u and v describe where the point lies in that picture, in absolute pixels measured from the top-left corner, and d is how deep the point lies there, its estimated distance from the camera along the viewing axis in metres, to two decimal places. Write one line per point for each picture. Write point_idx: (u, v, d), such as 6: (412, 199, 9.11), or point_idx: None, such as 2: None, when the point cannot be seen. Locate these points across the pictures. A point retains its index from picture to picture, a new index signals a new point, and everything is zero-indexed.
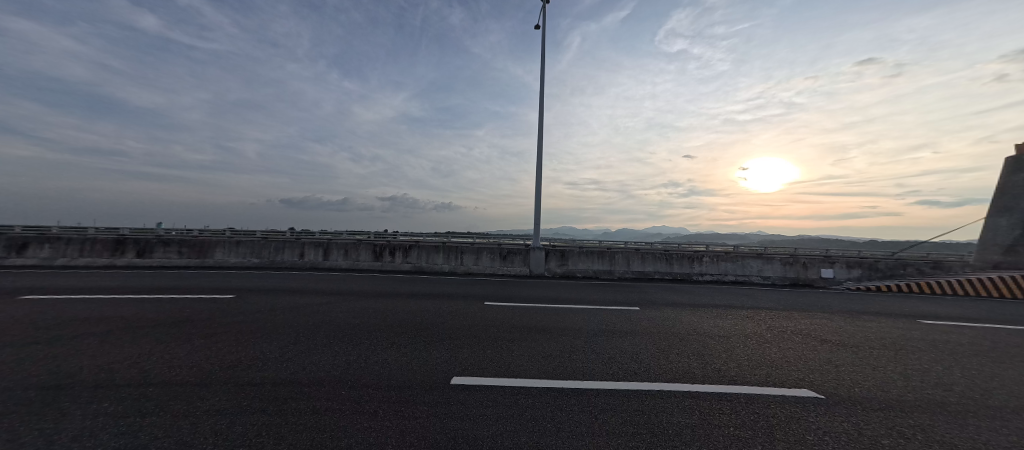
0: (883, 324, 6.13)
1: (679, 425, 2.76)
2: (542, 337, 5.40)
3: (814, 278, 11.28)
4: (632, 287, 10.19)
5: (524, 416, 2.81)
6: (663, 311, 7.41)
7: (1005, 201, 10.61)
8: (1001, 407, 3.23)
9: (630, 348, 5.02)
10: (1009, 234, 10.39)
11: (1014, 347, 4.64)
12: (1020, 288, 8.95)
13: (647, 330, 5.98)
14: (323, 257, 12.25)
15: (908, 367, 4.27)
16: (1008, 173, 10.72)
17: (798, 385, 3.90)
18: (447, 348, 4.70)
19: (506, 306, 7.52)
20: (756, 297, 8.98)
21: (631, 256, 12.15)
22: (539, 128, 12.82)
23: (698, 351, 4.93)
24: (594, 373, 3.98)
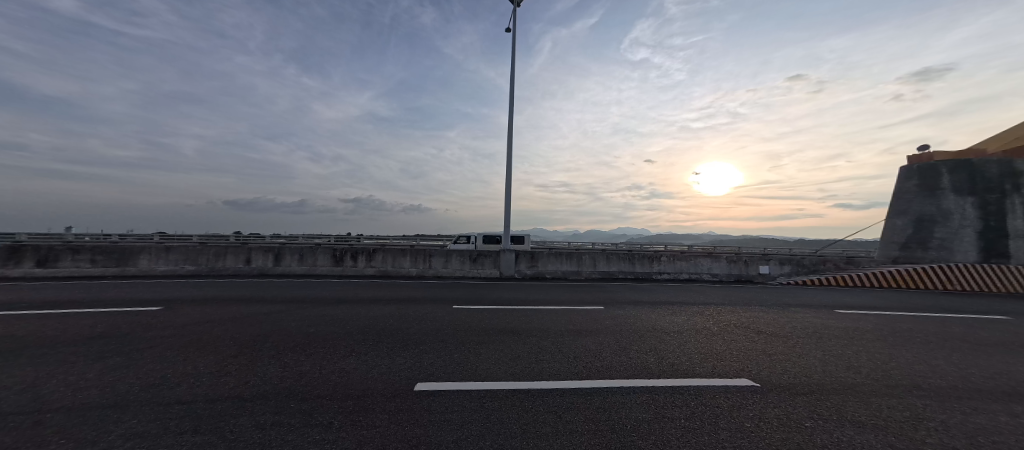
0: (814, 314, 6.90)
1: (637, 421, 2.91)
2: (510, 339, 5.43)
3: (753, 274, 12.44)
4: (596, 287, 10.56)
5: (490, 419, 2.82)
6: (626, 309, 7.76)
7: (900, 204, 12.45)
8: (898, 385, 3.78)
9: (594, 346, 5.21)
10: (903, 232, 12.18)
11: (904, 330, 5.49)
12: (908, 279, 10.53)
13: (610, 329, 6.23)
14: (274, 262, 11.31)
15: (829, 353, 4.86)
16: (903, 180, 12.53)
17: (740, 375, 4.27)
18: (413, 353, 4.59)
19: (475, 309, 7.46)
20: (706, 294, 9.73)
21: (599, 256, 12.59)
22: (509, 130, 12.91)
23: (655, 348, 5.22)
24: (560, 373, 4.08)
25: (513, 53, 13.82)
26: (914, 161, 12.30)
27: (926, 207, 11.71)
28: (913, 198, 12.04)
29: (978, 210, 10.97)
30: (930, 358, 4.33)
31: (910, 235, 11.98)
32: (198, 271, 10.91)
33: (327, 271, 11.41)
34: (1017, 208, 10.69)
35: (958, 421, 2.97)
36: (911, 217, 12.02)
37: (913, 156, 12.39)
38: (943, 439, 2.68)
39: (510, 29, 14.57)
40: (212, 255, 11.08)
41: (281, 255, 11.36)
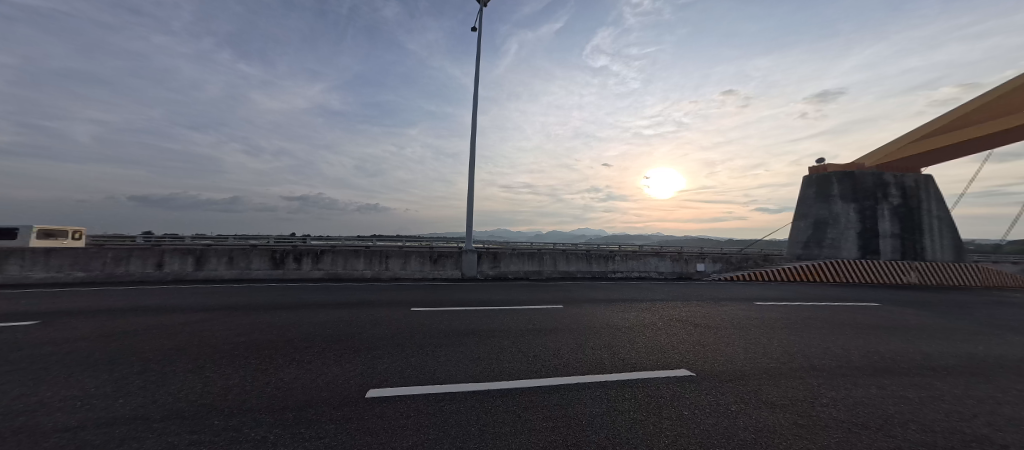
0: (743, 307, 7.63)
1: (591, 415, 3.03)
2: (470, 341, 5.38)
3: (692, 271, 13.54)
4: (553, 286, 10.83)
5: (441, 422, 2.77)
6: (583, 307, 8.05)
7: (803, 209, 14.18)
8: (808, 366, 4.33)
9: (552, 344, 5.34)
10: (804, 233, 13.94)
11: (809, 318, 6.30)
12: (807, 274, 12.12)
13: (567, 327, 6.42)
14: (195, 267, 10.17)
15: (754, 341, 5.41)
16: (804, 188, 14.26)
17: (680, 366, 4.62)
18: (362, 359, 4.38)
19: (434, 311, 7.29)
20: (653, 290, 10.38)
21: (559, 256, 12.90)
22: (472, 129, 12.84)
23: (602, 343, 5.47)
24: (518, 373, 4.12)
25: (479, 52, 13.84)
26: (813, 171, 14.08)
27: (822, 211, 13.52)
28: (812, 203, 13.83)
29: (858, 214, 12.93)
30: (833, 340, 5.00)
31: (810, 235, 13.77)
32: (92, 277, 9.51)
33: (265, 275, 10.50)
34: (885, 213, 12.82)
35: (843, 396, 3.46)
36: (810, 220, 13.81)
37: (812, 166, 14.28)
38: (839, 414, 3.09)
39: (476, 28, 14.44)
40: (111, 259, 9.69)
41: (205, 259, 10.24)
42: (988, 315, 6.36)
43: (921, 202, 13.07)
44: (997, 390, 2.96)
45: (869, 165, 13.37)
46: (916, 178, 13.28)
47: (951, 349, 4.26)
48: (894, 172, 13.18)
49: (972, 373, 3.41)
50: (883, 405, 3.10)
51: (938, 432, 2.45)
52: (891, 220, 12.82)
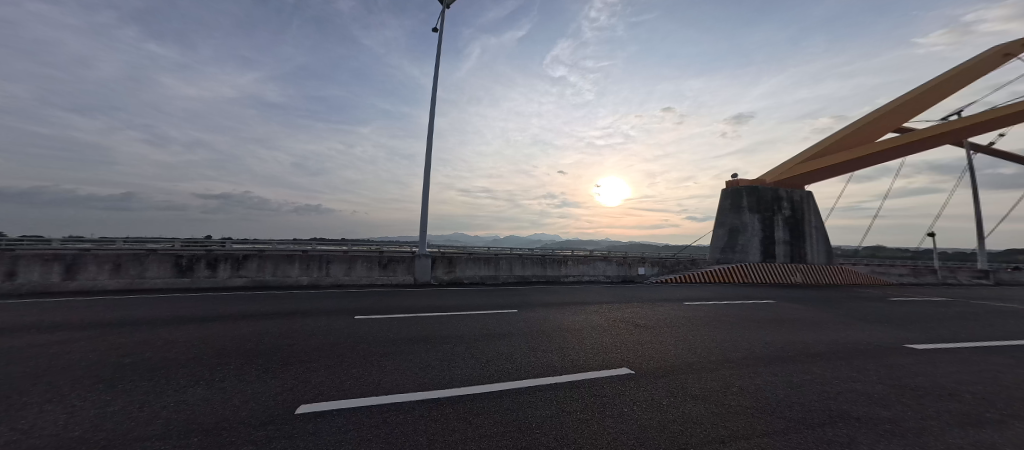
0: (679, 307, 8.23)
1: (542, 418, 2.97)
2: (420, 348, 5.09)
3: (634, 275, 14.42)
4: (506, 290, 10.81)
5: (368, 430, 2.53)
6: (537, 311, 8.11)
7: (723, 218, 15.68)
8: (733, 357, 4.74)
9: (505, 349, 5.26)
10: (721, 239, 15.62)
11: (732, 315, 6.96)
12: (725, 275, 13.61)
13: (521, 331, 6.37)
14: (65, 276, 8.56)
15: (687, 338, 5.84)
16: (722, 199, 15.83)
17: (621, 365, 4.83)
18: (287, 366, 3.94)
19: (381, 318, 6.85)
20: (600, 293, 10.82)
21: (516, 261, 12.96)
22: (430, 128, 12.48)
23: (549, 345, 5.52)
24: (470, 378, 3.95)
25: (439, 51, 13.59)
26: (729, 185, 15.70)
27: (735, 220, 15.26)
28: (726, 213, 15.56)
29: (761, 223, 14.77)
30: (754, 334, 5.54)
31: (726, 241, 15.42)
32: None
33: (166, 284, 9.14)
34: (779, 222, 14.87)
35: (750, 383, 3.87)
36: (726, 228, 15.50)
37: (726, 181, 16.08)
38: (749, 400, 3.42)
39: (437, 29, 14.12)
40: None
41: (80, 266, 8.70)
42: (857, 308, 7.55)
43: (804, 213, 15.42)
44: (867, 370, 3.48)
45: (769, 181, 15.44)
46: (799, 195, 15.39)
47: (843, 337, 4.97)
48: (788, 189, 15.22)
49: (855, 357, 3.98)
50: (785, 386, 3.48)
51: (820, 409, 2.78)
52: (783, 228, 14.89)
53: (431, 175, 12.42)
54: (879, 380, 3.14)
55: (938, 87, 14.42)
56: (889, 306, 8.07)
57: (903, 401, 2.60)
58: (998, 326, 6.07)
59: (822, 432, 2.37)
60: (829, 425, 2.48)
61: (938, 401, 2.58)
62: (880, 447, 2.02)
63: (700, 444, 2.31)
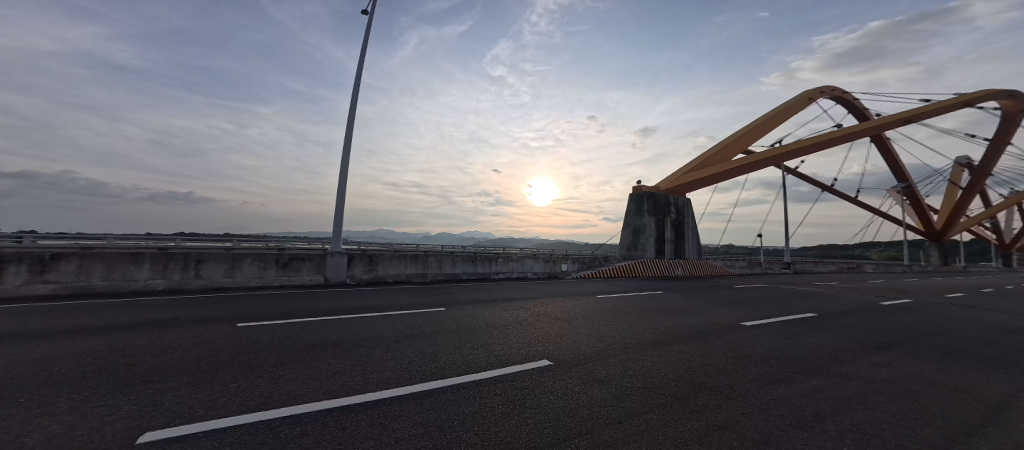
0: (592, 300, 8.95)
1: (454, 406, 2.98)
2: (331, 352, 4.68)
3: (559, 271, 15.29)
4: (430, 288, 10.46)
5: (238, 443, 2.22)
6: (464, 309, 8.01)
7: (633, 220, 17.35)
8: (633, 341, 5.32)
9: (427, 346, 5.11)
10: (627, 239, 17.34)
11: (634, 305, 7.83)
12: (629, 271, 15.40)
13: (445, 328, 6.23)
14: None
15: (598, 328, 6.38)
16: (630, 203, 17.53)
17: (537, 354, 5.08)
18: (135, 385, 3.20)
19: (285, 323, 6.09)
20: (528, 289, 11.18)
21: (445, 258, 12.64)
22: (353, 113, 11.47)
23: (467, 338, 5.47)
24: (386, 378, 3.76)
25: (367, 31, 12.62)
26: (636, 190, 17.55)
27: (637, 221, 17.16)
28: (632, 215, 17.40)
29: (657, 224, 17.05)
30: (648, 321, 6.31)
31: (630, 240, 17.22)
32: None
33: None
34: (667, 224, 17.31)
35: (643, 362, 4.39)
36: (632, 229, 17.30)
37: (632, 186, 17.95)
38: (636, 378, 3.86)
39: (367, 12, 13.06)
40: None
41: None
42: (721, 295, 9.26)
43: (685, 217, 18.26)
44: (722, 345, 4.24)
45: (662, 188, 17.84)
46: (682, 201, 18.05)
47: (714, 320, 5.98)
48: (675, 195, 17.79)
49: (716, 335, 4.84)
50: (663, 362, 4.02)
51: (682, 379, 3.32)
52: (670, 229, 17.40)
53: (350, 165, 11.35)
54: (728, 353, 3.86)
55: (765, 122, 18.94)
56: (746, 293, 10.04)
57: (742, 369, 3.19)
58: (806, 305, 8.06)
59: (681, 400, 2.82)
60: (687, 393, 2.94)
61: (758, 365, 3.30)
62: (717, 407, 2.48)
63: (594, 423, 2.46)
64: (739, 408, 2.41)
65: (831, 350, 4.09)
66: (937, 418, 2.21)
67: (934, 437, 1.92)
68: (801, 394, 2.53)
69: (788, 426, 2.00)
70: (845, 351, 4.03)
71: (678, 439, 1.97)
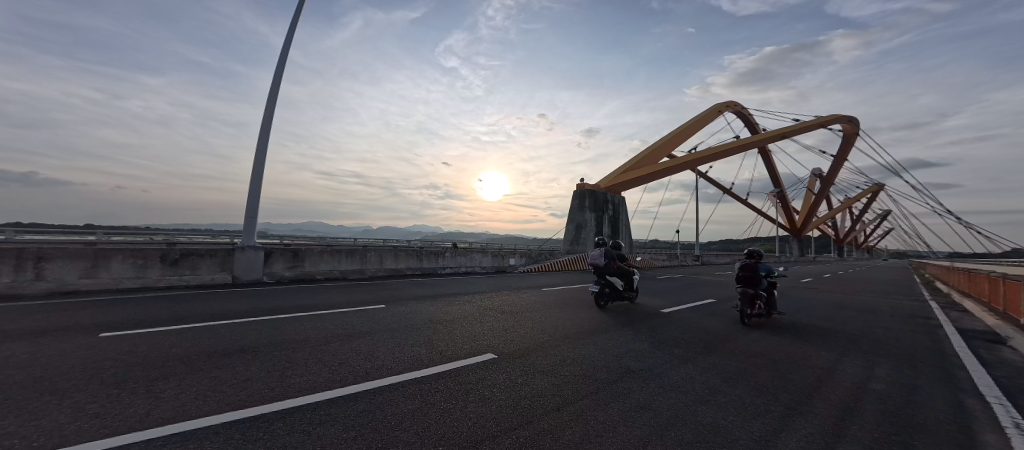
0: (538, 294, 9.13)
1: (407, 363, 3.30)
2: (278, 328, 4.61)
3: (506, 265, 15.49)
4: (367, 287, 9.70)
5: (219, 378, 2.51)
6: (407, 305, 7.68)
7: (576, 216, 18.20)
8: (573, 330, 5.54)
9: (375, 329, 5.11)
10: (571, 233, 18.19)
11: (575, 297, 8.22)
12: (572, 264, 16.25)
13: (389, 319, 6.06)
14: None
15: (542, 318, 6.57)
16: (573, 199, 18.35)
17: (483, 340, 5.14)
18: (18, 367, 2.79)
19: (206, 311, 5.53)
20: (475, 284, 11.12)
21: (385, 252, 12.00)
22: (278, 91, 10.26)
23: (407, 330, 5.31)
24: (340, 345, 3.92)
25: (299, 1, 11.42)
26: (580, 187, 18.44)
27: (580, 217, 18.06)
28: (574, 211, 18.26)
29: (597, 220, 18.17)
30: (585, 312, 6.70)
31: (573, 235, 18.13)
32: None
33: None
34: (606, 220, 18.51)
35: (581, 347, 4.63)
36: (575, 224, 18.16)
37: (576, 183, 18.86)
38: (574, 361, 4.05)
39: None
40: None
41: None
42: (649, 285, 10.23)
43: (620, 213, 19.69)
44: (649, 332, 4.67)
45: (602, 186, 18.97)
46: (618, 199, 19.44)
47: (643, 308, 6.56)
48: (613, 193, 19.09)
49: (646, 323, 5.30)
50: (594, 349, 4.31)
51: (613, 364, 3.55)
52: (608, 224, 18.63)
53: (269, 148, 10.06)
54: (653, 339, 4.28)
55: (689, 129, 21.25)
56: (669, 282, 11.25)
57: (660, 353, 3.55)
58: (714, 292, 9.32)
59: (607, 382, 3.03)
60: (620, 378, 3.09)
61: (675, 349, 3.69)
62: (635, 388, 2.72)
63: (525, 401, 2.56)
64: (656, 388, 2.66)
65: (735, 332, 4.71)
66: (799, 385, 2.69)
67: (790, 399, 2.36)
68: (706, 372, 2.89)
69: (695, 402, 2.25)
70: (737, 330, 4.77)
71: (605, 421, 2.09)
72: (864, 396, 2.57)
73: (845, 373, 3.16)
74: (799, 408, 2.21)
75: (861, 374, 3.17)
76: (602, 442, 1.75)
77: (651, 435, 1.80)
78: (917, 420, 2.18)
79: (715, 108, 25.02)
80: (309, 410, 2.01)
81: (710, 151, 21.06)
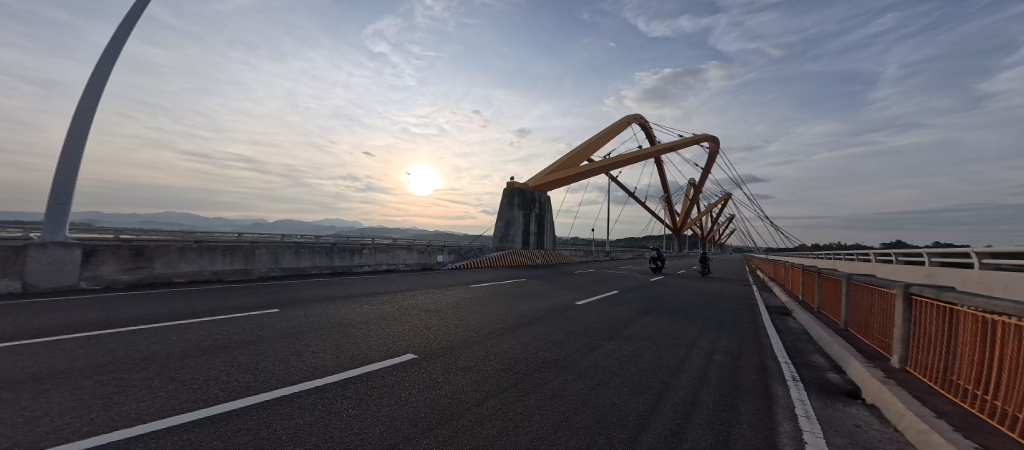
0: (464, 291, 9.06)
1: (314, 371, 3.01)
2: (137, 337, 3.72)
3: (433, 262, 15.05)
4: (255, 290, 7.61)
5: (52, 404, 1.98)
6: (313, 307, 6.86)
7: (507, 214, 18.55)
8: (497, 326, 5.64)
9: (274, 333, 4.47)
10: (501, 230, 18.46)
11: (499, 293, 8.38)
12: (500, 261, 16.55)
13: (292, 321, 5.38)
14: None
15: (467, 316, 6.55)
16: (504, 197, 18.61)
17: (403, 340, 4.90)
18: None
19: (14, 326, 4.10)
20: (395, 283, 10.50)
21: (281, 250, 10.03)
22: (123, 41, 7.93)
23: (310, 333, 4.79)
24: (231, 350, 3.37)
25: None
26: (510, 185, 18.78)
27: (509, 214, 18.49)
28: (503, 208, 18.58)
29: (524, 218, 18.82)
30: (509, 307, 6.92)
31: (502, 232, 18.45)
32: None
33: None
34: (533, 218, 19.31)
35: (502, 342, 4.73)
36: (504, 222, 18.50)
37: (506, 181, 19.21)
38: (495, 355, 4.13)
39: None
40: None
41: None
42: (567, 279, 10.96)
43: (545, 212, 20.72)
44: (566, 324, 5.02)
45: (530, 186, 19.77)
46: (544, 198, 20.43)
47: (560, 302, 7.01)
48: (541, 192, 19.97)
49: (563, 315, 5.68)
50: (516, 343, 4.45)
51: (533, 357, 3.71)
52: (534, 222, 19.49)
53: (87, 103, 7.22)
54: (568, 330, 4.60)
55: (605, 137, 23.50)
56: (584, 277, 12.24)
57: (572, 343, 3.88)
58: (620, 285, 10.48)
59: (527, 374, 3.13)
60: (537, 369, 3.26)
61: (586, 338, 4.04)
62: (552, 378, 2.90)
63: (446, 399, 2.52)
64: (569, 376, 2.88)
65: (635, 320, 5.36)
66: (678, 361, 3.21)
67: (673, 375, 2.77)
68: (608, 357, 3.26)
69: (598, 386, 2.50)
70: (636, 318, 5.45)
71: (523, 412, 2.18)
72: (718, 366, 3.19)
73: (709, 348, 3.88)
74: (679, 381, 2.64)
75: (720, 348, 3.92)
76: (516, 432, 1.82)
77: (561, 420, 1.95)
78: (753, 383, 2.78)
79: (626, 119, 28.10)
80: (159, 433, 1.65)
81: (622, 159, 23.62)
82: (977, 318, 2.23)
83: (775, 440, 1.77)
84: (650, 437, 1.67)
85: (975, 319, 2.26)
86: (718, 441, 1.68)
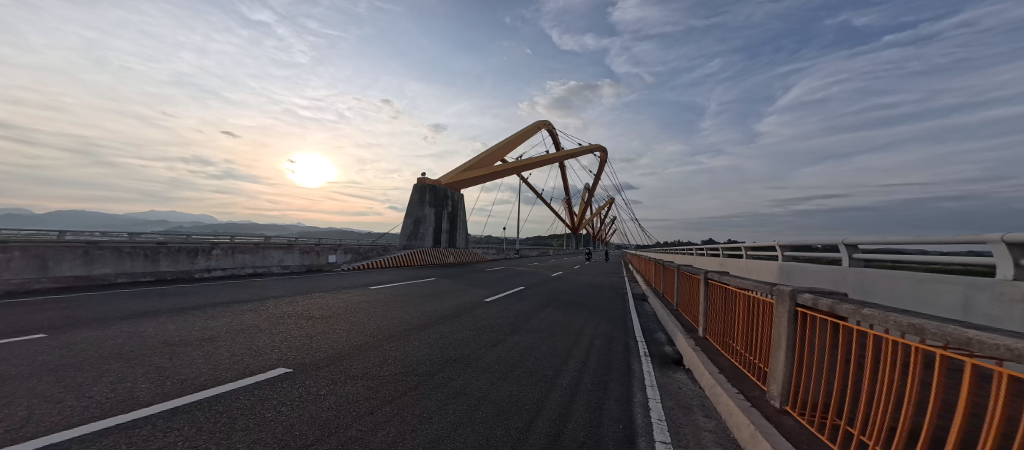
0: (361, 294, 8.31)
1: (142, 400, 2.39)
2: None
3: (323, 263, 13.47)
4: (18, 310, 5.27)
5: None
6: (146, 317, 5.40)
7: (417, 211, 17.82)
8: (397, 329, 5.33)
9: (74, 358, 3.36)
10: (409, 228, 17.67)
11: (401, 295, 7.95)
12: (407, 261, 15.70)
13: (111, 338, 4.13)
14: None
15: (363, 320, 6.02)
16: (415, 193, 17.82)
17: (278, 352, 4.22)
18: None
19: None
20: (269, 288, 8.98)
21: (53, 253, 7.16)
22: None
23: (114, 350, 3.66)
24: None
25: None
26: (422, 182, 18.07)
27: (419, 212, 17.79)
28: (413, 205, 17.82)
29: (435, 216, 18.30)
30: (413, 308, 6.61)
31: (411, 230, 17.65)
32: None
33: None
34: (444, 216, 18.90)
35: (403, 345, 4.49)
36: (412, 219, 17.73)
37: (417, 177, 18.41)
38: (394, 360, 3.89)
39: None
40: None
41: None
42: (474, 277, 11.05)
43: (458, 210, 20.50)
44: (470, 322, 5.06)
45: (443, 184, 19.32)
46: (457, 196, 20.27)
47: (466, 300, 7.04)
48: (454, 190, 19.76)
49: (468, 314, 5.71)
50: (419, 345, 4.28)
51: (438, 357, 3.63)
52: (446, 220, 19.11)
53: None
54: (472, 328, 4.63)
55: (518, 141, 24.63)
56: (489, 274, 12.54)
57: (477, 341, 3.92)
58: (521, 281, 11.06)
59: (428, 376, 3.04)
60: (442, 369, 3.20)
61: (489, 335, 4.13)
62: (454, 377, 2.88)
63: (330, 413, 2.27)
64: (473, 373, 2.91)
65: (534, 313, 5.71)
66: (568, 349, 3.56)
67: (564, 363, 3.04)
68: (511, 351, 3.39)
69: (499, 380, 2.59)
70: (532, 312, 5.83)
71: (421, 415, 2.12)
72: (597, 350, 3.63)
73: (591, 335, 4.39)
74: (567, 368, 2.90)
75: (600, 334, 4.49)
76: (412, 436, 1.75)
77: (463, 417, 1.96)
78: (620, 362, 3.25)
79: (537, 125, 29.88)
80: None
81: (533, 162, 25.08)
82: (738, 295, 3.09)
83: (633, 410, 2.10)
84: (543, 423, 1.81)
85: (737, 296, 3.12)
86: (594, 418, 1.92)
